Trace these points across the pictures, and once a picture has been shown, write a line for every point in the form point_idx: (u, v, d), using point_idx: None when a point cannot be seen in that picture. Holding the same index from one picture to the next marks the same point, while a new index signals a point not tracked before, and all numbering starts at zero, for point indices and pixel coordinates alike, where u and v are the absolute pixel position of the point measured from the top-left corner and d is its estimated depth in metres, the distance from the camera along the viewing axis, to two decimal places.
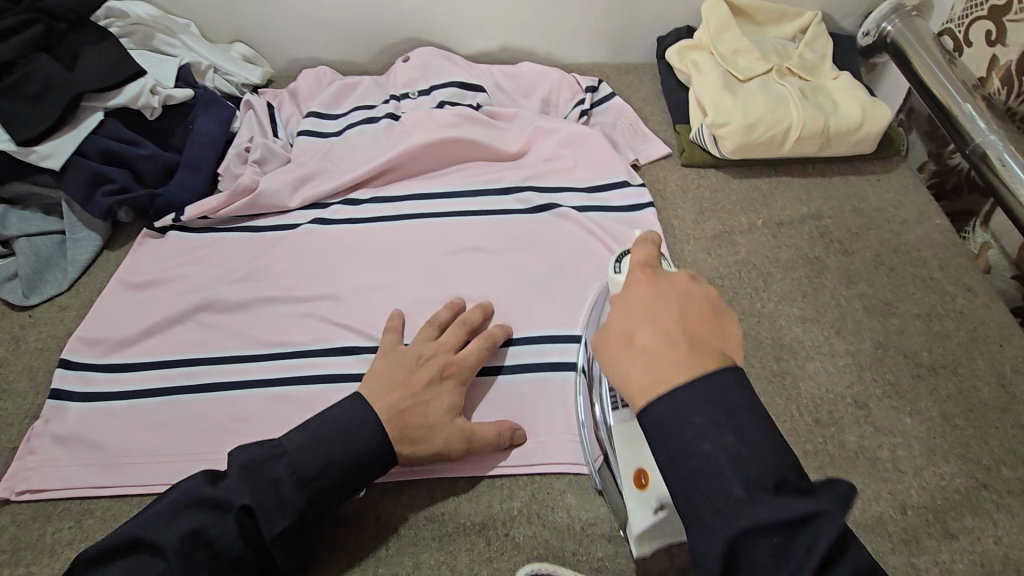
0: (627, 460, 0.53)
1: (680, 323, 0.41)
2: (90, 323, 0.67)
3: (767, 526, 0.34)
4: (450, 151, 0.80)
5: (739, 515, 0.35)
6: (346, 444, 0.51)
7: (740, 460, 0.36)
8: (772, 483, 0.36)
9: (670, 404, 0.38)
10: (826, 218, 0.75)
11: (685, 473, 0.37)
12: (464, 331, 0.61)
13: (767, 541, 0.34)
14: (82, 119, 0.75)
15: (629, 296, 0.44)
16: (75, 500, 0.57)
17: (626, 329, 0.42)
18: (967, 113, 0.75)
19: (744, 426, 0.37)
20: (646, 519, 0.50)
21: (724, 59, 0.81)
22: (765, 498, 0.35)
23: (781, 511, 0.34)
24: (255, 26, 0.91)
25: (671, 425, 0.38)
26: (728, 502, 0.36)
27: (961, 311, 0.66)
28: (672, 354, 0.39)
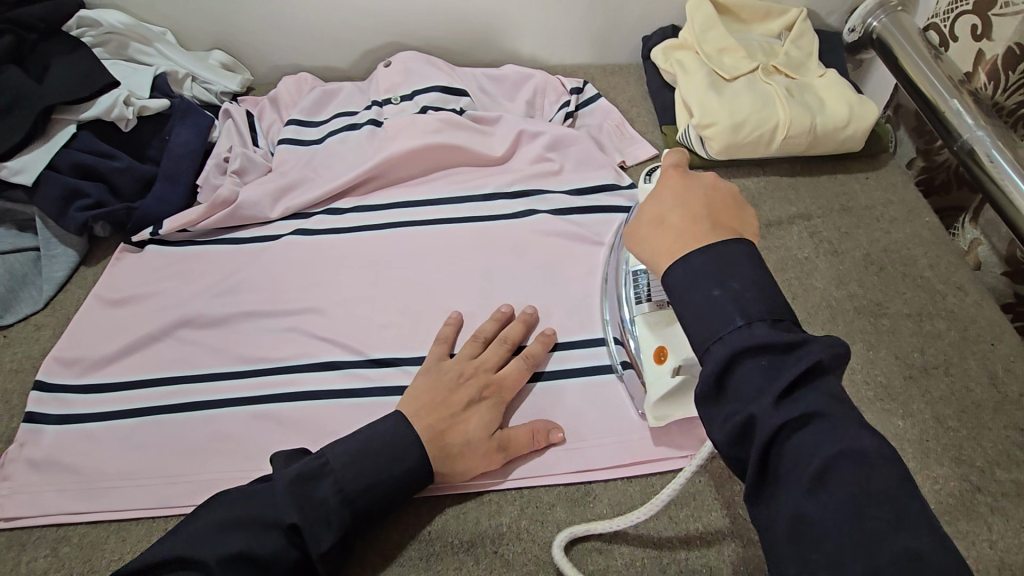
0: (652, 337, 0.56)
1: (703, 205, 0.45)
2: (66, 344, 0.65)
3: (756, 348, 0.38)
4: (433, 157, 0.79)
5: (734, 340, 0.39)
6: (389, 463, 0.51)
7: (743, 299, 0.40)
8: (768, 316, 0.40)
9: (688, 266, 0.42)
10: (814, 217, 0.74)
11: (693, 312, 0.41)
12: (507, 348, 0.61)
13: (753, 363, 0.38)
14: (54, 132, 0.73)
15: (659, 189, 0.48)
16: (51, 527, 0.56)
17: (656, 213, 0.46)
18: (954, 109, 0.74)
19: (750, 280, 0.41)
20: (664, 386, 0.54)
21: (710, 58, 0.80)
22: (760, 327, 0.39)
23: (769, 334, 0.38)
24: (233, 32, 0.89)
25: (687, 282, 0.42)
26: (727, 331, 0.40)
27: (952, 310, 0.65)
28: (693, 227, 0.44)
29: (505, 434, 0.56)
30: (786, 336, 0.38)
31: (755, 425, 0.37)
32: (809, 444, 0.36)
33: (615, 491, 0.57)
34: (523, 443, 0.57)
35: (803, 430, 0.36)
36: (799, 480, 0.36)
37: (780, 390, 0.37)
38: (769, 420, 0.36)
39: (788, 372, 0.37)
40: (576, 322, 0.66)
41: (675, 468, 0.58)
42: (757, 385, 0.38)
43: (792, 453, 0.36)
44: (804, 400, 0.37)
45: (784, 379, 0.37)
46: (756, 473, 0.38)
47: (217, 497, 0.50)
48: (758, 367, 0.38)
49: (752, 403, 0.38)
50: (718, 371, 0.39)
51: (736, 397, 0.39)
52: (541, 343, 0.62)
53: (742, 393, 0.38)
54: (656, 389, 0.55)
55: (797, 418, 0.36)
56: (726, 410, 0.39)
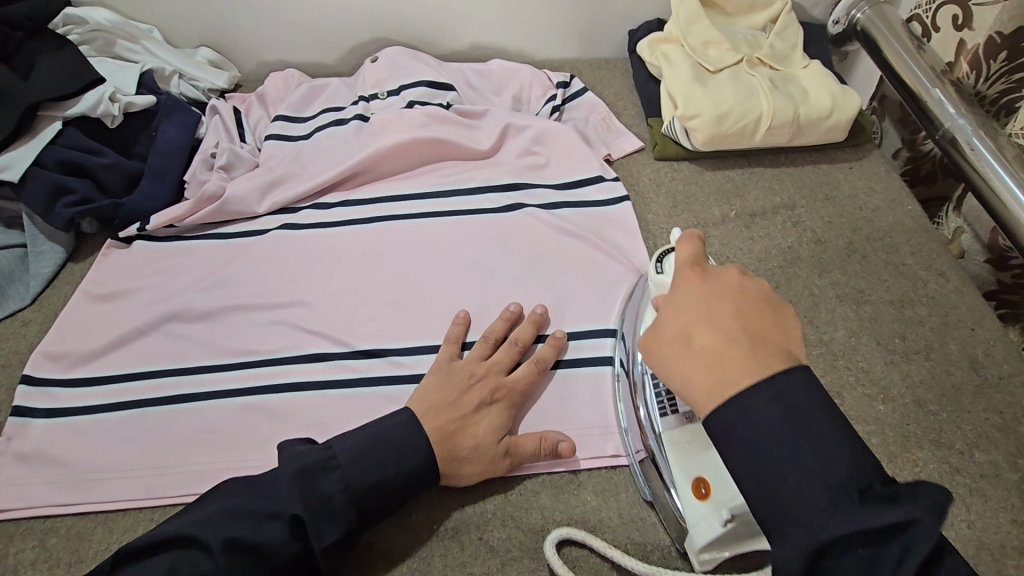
0: (686, 468, 0.52)
1: (737, 319, 0.40)
2: (53, 338, 0.66)
3: (854, 536, 0.34)
4: (420, 152, 0.79)
5: (820, 527, 0.35)
6: (394, 464, 0.51)
7: (814, 464, 0.36)
8: (855, 490, 0.35)
9: (735, 407, 0.38)
10: (799, 207, 0.74)
11: (758, 472, 0.38)
12: (518, 350, 0.60)
13: (856, 554, 0.34)
14: (40, 129, 0.73)
15: (679, 297, 0.43)
16: (38, 519, 0.56)
17: (682, 331, 0.41)
18: (936, 99, 0.75)
19: (817, 434, 0.37)
20: (713, 530, 0.49)
21: (694, 51, 0.81)
22: (850, 507, 0.35)
23: (869, 520, 0.34)
24: (219, 29, 0.89)
25: (738, 428, 0.38)
26: (807, 513, 0.36)
27: (934, 296, 0.66)
28: (733, 352, 0.39)
29: (513, 439, 0.56)
30: (890, 520, 0.34)
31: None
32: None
33: (600, 478, 0.57)
34: (530, 450, 0.56)
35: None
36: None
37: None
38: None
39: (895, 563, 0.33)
40: (562, 314, 0.67)
41: None
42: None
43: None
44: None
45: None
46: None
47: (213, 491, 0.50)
48: (857, 557, 0.34)
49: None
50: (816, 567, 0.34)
51: None
52: (550, 347, 0.61)
53: None
54: (699, 534, 0.50)
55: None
56: None
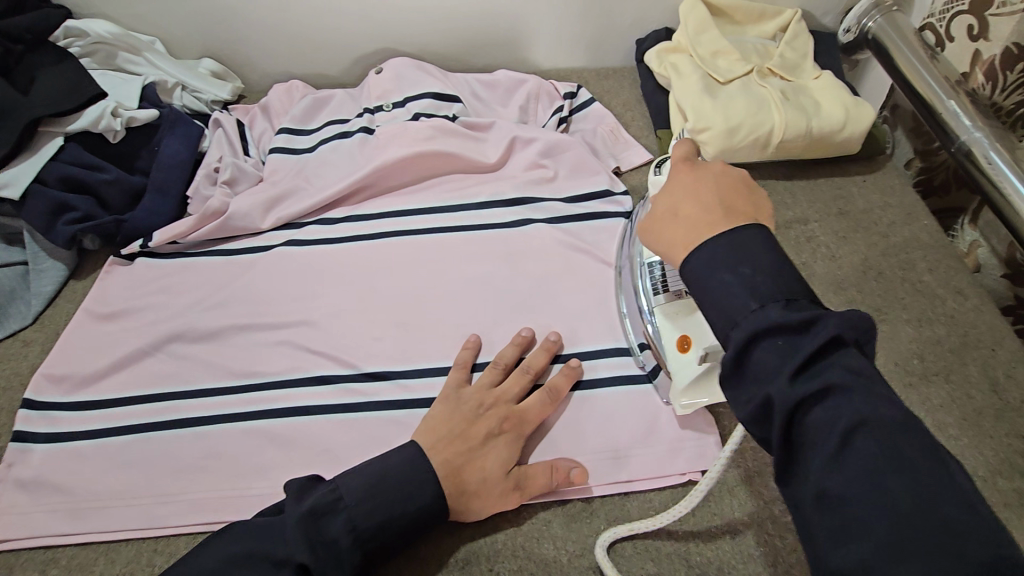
0: (674, 328, 0.58)
1: (716, 191, 0.46)
2: (54, 360, 0.65)
3: (775, 327, 0.38)
4: (425, 165, 0.78)
5: (754, 321, 0.39)
6: (404, 500, 0.50)
7: (757, 282, 0.40)
8: (782, 298, 0.39)
9: (705, 250, 0.43)
10: (811, 222, 0.73)
11: (710, 291, 0.42)
12: (529, 377, 0.60)
13: (772, 342, 0.38)
14: (41, 144, 0.72)
15: (671, 183, 0.49)
16: (40, 549, 0.55)
17: (672, 206, 0.47)
18: (952, 111, 0.73)
19: (764, 262, 0.41)
20: (693, 371, 0.55)
21: (704, 61, 0.80)
22: (775, 308, 0.39)
23: (785, 315, 0.38)
24: (221, 39, 0.88)
25: (704, 267, 0.42)
26: (746, 316, 0.39)
27: (952, 315, 0.64)
28: (711, 215, 0.44)
29: (523, 471, 0.55)
30: (803, 314, 0.38)
31: (772, 404, 0.36)
32: (829, 419, 0.35)
33: (612, 506, 0.56)
34: (542, 482, 0.55)
35: (821, 403, 0.36)
36: (821, 450, 0.35)
37: (796, 366, 0.36)
38: (786, 399, 0.36)
39: (805, 346, 0.37)
40: (572, 332, 0.65)
41: (671, 485, 0.57)
42: (772, 366, 0.37)
43: (811, 427, 0.36)
44: (821, 372, 0.36)
45: (800, 356, 0.37)
46: (778, 448, 0.37)
47: (220, 533, 0.50)
48: (774, 347, 0.38)
49: (769, 384, 0.37)
50: (738, 353, 0.39)
51: (755, 377, 0.38)
52: (566, 376, 0.60)
53: (762, 371, 0.38)
54: (683, 377, 0.56)
55: (815, 392, 0.36)
56: (746, 393, 0.39)
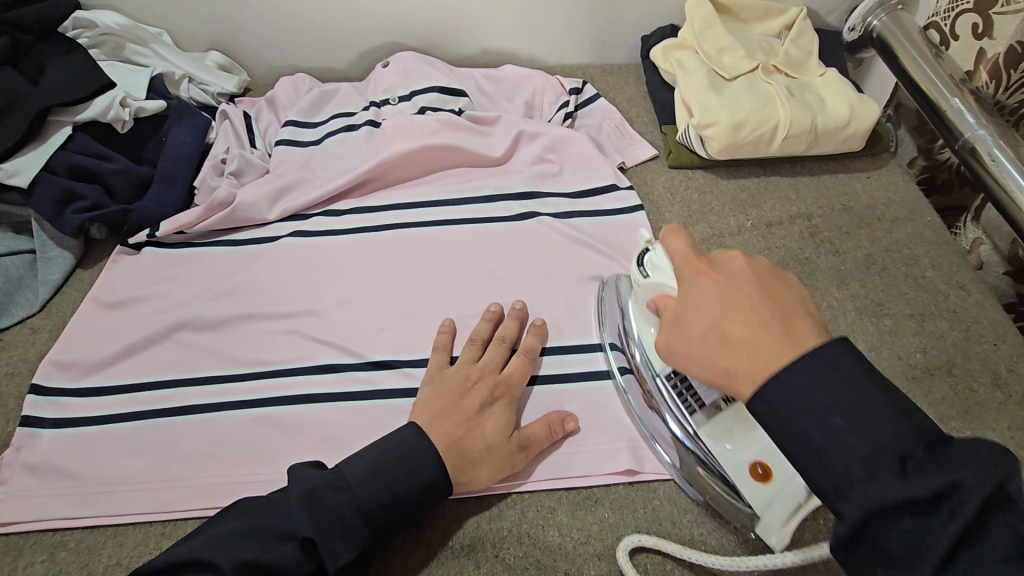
0: (739, 455, 0.52)
1: (759, 303, 0.41)
2: (62, 346, 0.65)
3: (896, 505, 0.34)
4: (431, 157, 0.78)
5: (867, 495, 0.34)
6: (404, 475, 0.50)
7: (855, 435, 0.36)
8: (896, 459, 0.35)
9: (779, 387, 0.38)
10: (816, 217, 0.73)
11: (798, 437, 0.37)
12: (505, 347, 0.61)
13: (901, 525, 0.34)
14: (50, 134, 0.73)
15: (693, 291, 0.43)
16: (48, 532, 0.55)
17: (713, 329, 0.42)
18: (956, 108, 0.74)
19: (856, 405, 0.36)
20: (784, 509, 0.49)
21: (709, 57, 0.80)
22: (892, 473, 0.34)
23: (908, 491, 0.33)
24: (228, 31, 0.88)
25: (781, 409, 0.38)
26: (856, 488, 0.35)
27: (955, 310, 0.65)
28: (765, 335, 0.40)
29: (523, 432, 0.56)
30: (933, 488, 0.33)
31: None
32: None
33: (618, 495, 0.57)
34: (542, 437, 0.56)
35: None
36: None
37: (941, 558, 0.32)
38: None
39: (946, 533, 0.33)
40: (575, 325, 0.66)
41: None
42: (907, 552, 0.34)
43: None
44: (974, 568, 0.32)
45: (939, 547, 0.33)
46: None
47: (228, 510, 0.50)
48: (903, 529, 0.34)
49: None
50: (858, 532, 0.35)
51: (884, 561, 0.35)
52: (534, 334, 0.62)
53: (893, 556, 0.34)
54: (777, 513, 0.49)
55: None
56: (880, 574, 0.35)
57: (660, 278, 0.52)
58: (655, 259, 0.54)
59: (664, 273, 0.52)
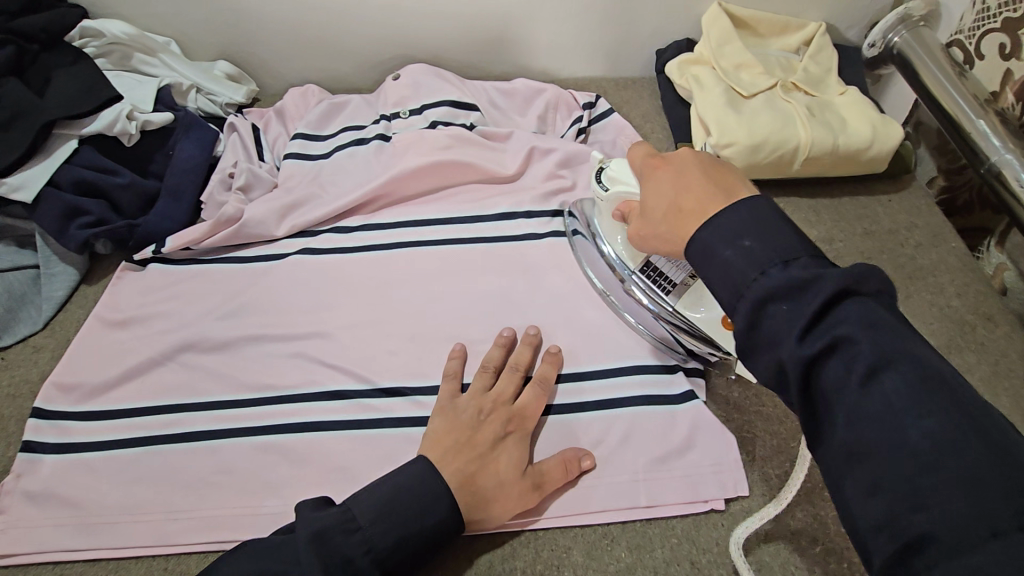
0: (710, 314, 0.61)
1: (703, 177, 0.45)
2: (65, 367, 0.63)
3: (775, 293, 0.37)
4: (443, 174, 0.77)
5: (757, 285, 0.38)
6: (418, 516, 0.49)
7: (757, 254, 0.39)
8: (779, 259, 0.38)
9: (706, 228, 0.42)
10: (836, 241, 0.72)
11: (715, 270, 0.41)
12: (519, 375, 0.60)
13: (778, 309, 0.37)
14: (54, 147, 0.71)
15: (652, 182, 0.49)
16: (48, 564, 0.54)
17: (666, 206, 0.47)
18: (981, 130, 0.72)
19: (762, 230, 0.40)
20: None
21: (727, 74, 0.78)
22: (775, 270, 0.38)
23: (785, 278, 0.37)
24: (236, 41, 0.87)
25: (705, 243, 0.41)
26: (750, 287, 0.38)
27: (982, 342, 0.63)
28: (705, 199, 0.44)
29: (537, 469, 0.54)
30: (801, 274, 0.37)
31: (787, 368, 0.37)
32: (843, 373, 0.35)
33: (634, 533, 0.55)
34: (558, 477, 0.55)
35: (829, 358, 0.36)
36: (842, 408, 0.35)
37: (804, 323, 0.36)
38: (796, 356, 0.36)
39: (810, 303, 0.36)
40: (590, 349, 0.64)
41: (696, 512, 0.56)
42: (779, 330, 0.37)
43: (827, 382, 0.36)
44: (828, 329, 0.36)
45: (803, 317, 0.36)
46: (800, 410, 0.37)
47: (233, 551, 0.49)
48: (782, 313, 0.37)
49: (778, 350, 0.37)
50: (745, 321, 0.38)
51: (765, 343, 0.38)
52: (550, 363, 0.61)
53: (772, 337, 0.37)
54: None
55: (825, 347, 0.35)
56: (761, 354, 0.38)
57: (621, 185, 0.61)
58: (611, 172, 0.62)
59: (622, 180, 0.61)
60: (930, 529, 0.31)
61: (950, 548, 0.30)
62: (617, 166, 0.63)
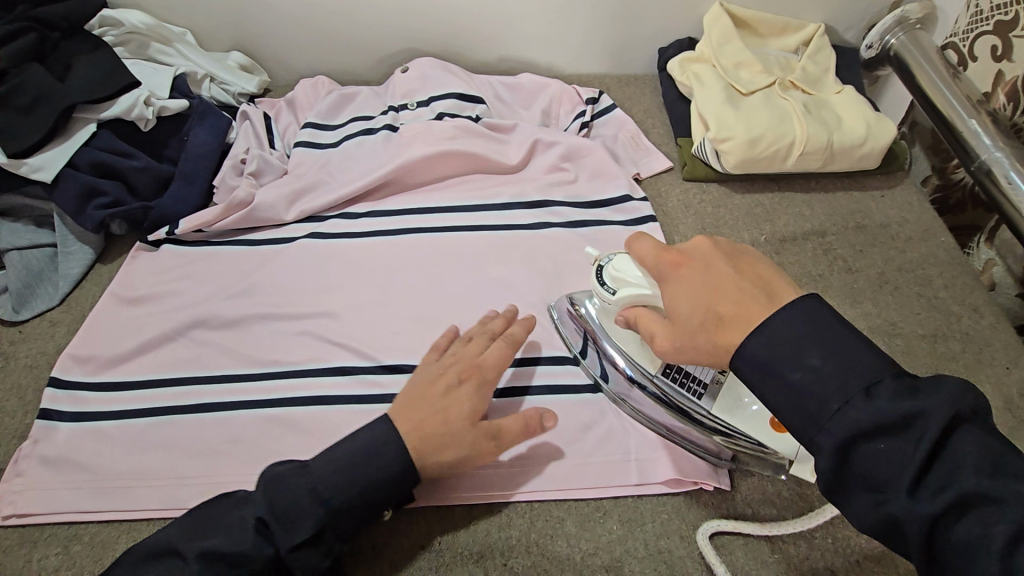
0: (751, 418, 0.56)
1: (734, 278, 0.45)
2: (81, 339, 0.66)
3: (872, 433, 0.37)
4: (448, 164, 0.79)
5: (850, 425, 0.38)
6: (366, 462, 0.50)
7: (828, 376, 0.39)
8: (862, 386, 0.38)
9: (761, 343, 0.41)
10: (829, 235, 0.74)
11: (784, 390, 0.40)
12: (488, 336, 0.60)
13: (876, 449, 0.37)
14: (74, 130, 0.74)
15: (677, 284, 0.47)
16: (62, 525, 0.56)
17: (702, 312, 0.44)
18: (972, 129, 0.74)
19: (827, 350, 0.40)
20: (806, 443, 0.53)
21: (726, 71, 0.81)
22: (862, 402, 0.38)
23: (880, 416, 0.37)
24: (251, 33, 0.90)
25: (767, 363, 0.41)
26: (832, 420, 0.38)
27: (967, 333, 0.65)
28: (745, 305, 0.43)
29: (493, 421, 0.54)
30: (903, 411, 0.37)
31: (902, 523, 0.36)
32: (980, 535, 0.34)
33: (626, 506, 0.57)
34: (516, 430, 0.54)
35: (959, 516, 0.35)
36: (983, 574, 0.34)
37: (916, 475, 0.36)
38: (916, 515, 0.36)
39: (919, 451, 0.36)
40: None
41: (686, 490, 0.58)
42: (889, 476, 0.37)
43: (958, 541, 0.35)
44: (950, 481, 0.36)
45: (913, 467, 0.36)
46: (925, 565, 0.37)
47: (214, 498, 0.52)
48: (877, 451, 0.37)
49: (890, 501, 0.37)
50: (840, 461, 0.38)
51: (866, 488, 0.38)
52: (522, 327, 0.60)
53: (874, 482, 0.37)
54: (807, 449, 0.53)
55: (948, 504, 0.35)
56: (868, 503, 0.38)
57: (628, 286, 0.54)
58: (615, 271, 0.56)
59: (631, 282, 0.54)
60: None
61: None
62: (619, 262, 0.57)
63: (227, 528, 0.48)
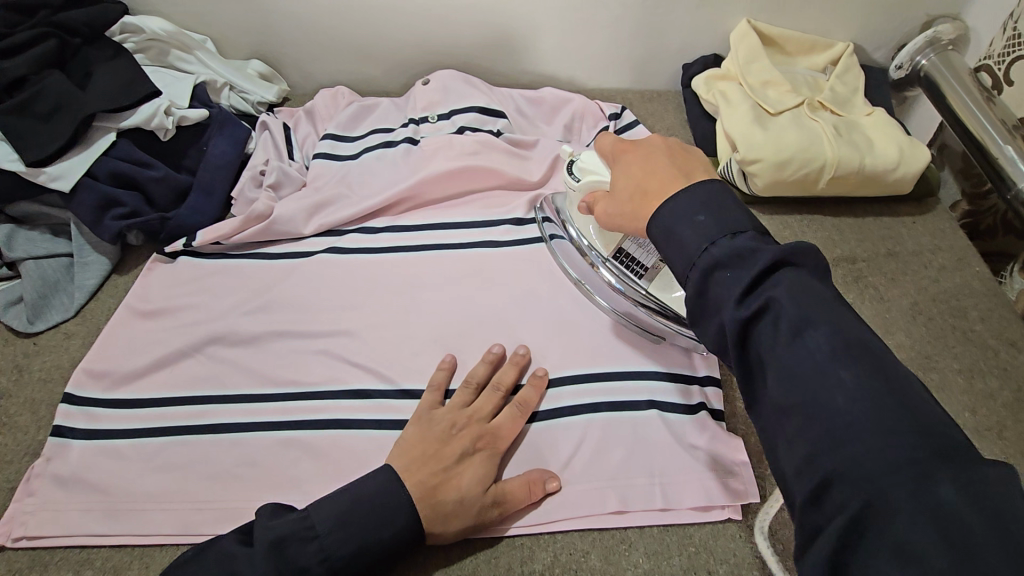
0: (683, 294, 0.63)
1: (666, 161, 0.48)
2: (96, 354, 0.65)
3: (719, 262, 0.40)
4: (469, 178, 0.78)
5: (706, 256, 0.40)
6: (378, 527, 0.49)
7: (713, 225, 0.41)
8: (728, 230, 0.41)
9: (669, 208, 0.44)
10: (860, 260, 0.72)
11: (675, 244, 0.43)
12: (500, 394, 0.59)
13: (724, 276, 0.39)
14: (93, 138, 0.73)
15: (621, 166, 0.52)
16: (74, 548, 0.55)
17: (633, 187, 0.49)
18: (1008, 156, 0.71)
19: (715, 207, 0.42)
20: None
21: (754, 90, 0.79)
22: (723, 240, 0.40)
23: (729, 249, 0.40)
24: (272, 42, 0.89)
25: (670, 228, 0.43)
26: (701, 255, 0.41)
27: (1005, 368, 0.63)
28: (666, 180, 0.46)
29: (501, 489, 0.54)
30: (744, 244, 0.40)
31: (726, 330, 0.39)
32: (773, 333, 0.37)
33: (651, 539, 0.55)
34: (521, 498, 0.54)
35: (764, 319, 0.38)
36: (775, 365, 0.37)
37: (744, 288, 0.38)
38: (735, 320, 0.38)
39: (753, 267, 0.38)
40: (613, 354, 0.64)
41: (713, 520, 0.56)
42: (723, 295, 0.39)
43: (762, 340, 0.37)
44: (763, 291, 0.38)
45: (743, 282, 0.38)
46: (741, 369, 0.39)
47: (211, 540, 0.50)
48: (726, 279, 0.39)
49: (721, 314, 0.39)
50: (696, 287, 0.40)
51: (711, 309, 0.40)
52: (534, 388, 0.60)
53: (718, 301, 0.39)
54: None
55: (759, 309, 0.37)
56: (708, 319, 0.40)
57: (592, 174, 0.61)
58: (583, 163, 0.62)
59: (593, 172, 0.61)
60: (842, 469, 0.33)
61: (859, 483, 0.32)
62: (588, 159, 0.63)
63: (245, 562, 0.46)
